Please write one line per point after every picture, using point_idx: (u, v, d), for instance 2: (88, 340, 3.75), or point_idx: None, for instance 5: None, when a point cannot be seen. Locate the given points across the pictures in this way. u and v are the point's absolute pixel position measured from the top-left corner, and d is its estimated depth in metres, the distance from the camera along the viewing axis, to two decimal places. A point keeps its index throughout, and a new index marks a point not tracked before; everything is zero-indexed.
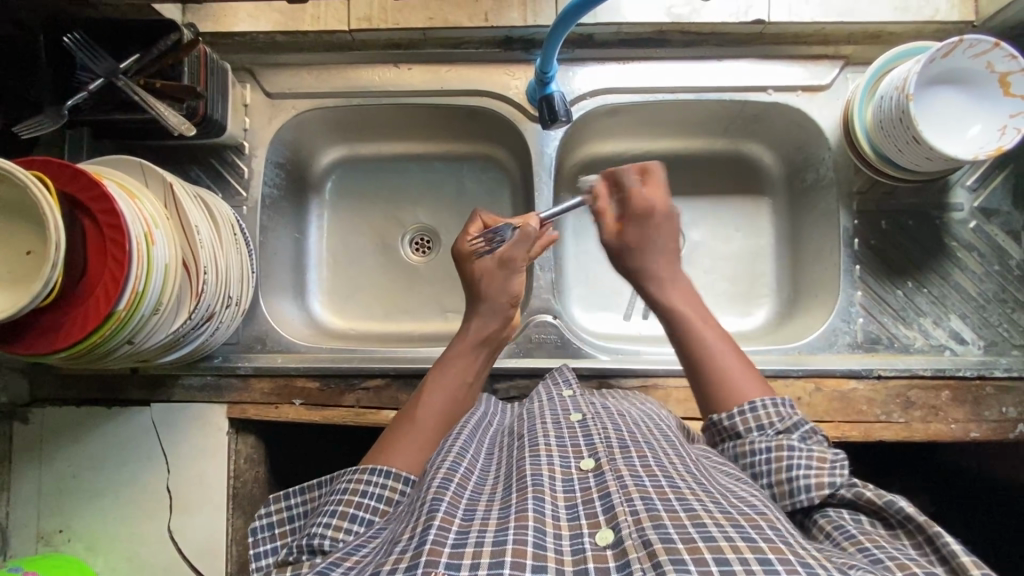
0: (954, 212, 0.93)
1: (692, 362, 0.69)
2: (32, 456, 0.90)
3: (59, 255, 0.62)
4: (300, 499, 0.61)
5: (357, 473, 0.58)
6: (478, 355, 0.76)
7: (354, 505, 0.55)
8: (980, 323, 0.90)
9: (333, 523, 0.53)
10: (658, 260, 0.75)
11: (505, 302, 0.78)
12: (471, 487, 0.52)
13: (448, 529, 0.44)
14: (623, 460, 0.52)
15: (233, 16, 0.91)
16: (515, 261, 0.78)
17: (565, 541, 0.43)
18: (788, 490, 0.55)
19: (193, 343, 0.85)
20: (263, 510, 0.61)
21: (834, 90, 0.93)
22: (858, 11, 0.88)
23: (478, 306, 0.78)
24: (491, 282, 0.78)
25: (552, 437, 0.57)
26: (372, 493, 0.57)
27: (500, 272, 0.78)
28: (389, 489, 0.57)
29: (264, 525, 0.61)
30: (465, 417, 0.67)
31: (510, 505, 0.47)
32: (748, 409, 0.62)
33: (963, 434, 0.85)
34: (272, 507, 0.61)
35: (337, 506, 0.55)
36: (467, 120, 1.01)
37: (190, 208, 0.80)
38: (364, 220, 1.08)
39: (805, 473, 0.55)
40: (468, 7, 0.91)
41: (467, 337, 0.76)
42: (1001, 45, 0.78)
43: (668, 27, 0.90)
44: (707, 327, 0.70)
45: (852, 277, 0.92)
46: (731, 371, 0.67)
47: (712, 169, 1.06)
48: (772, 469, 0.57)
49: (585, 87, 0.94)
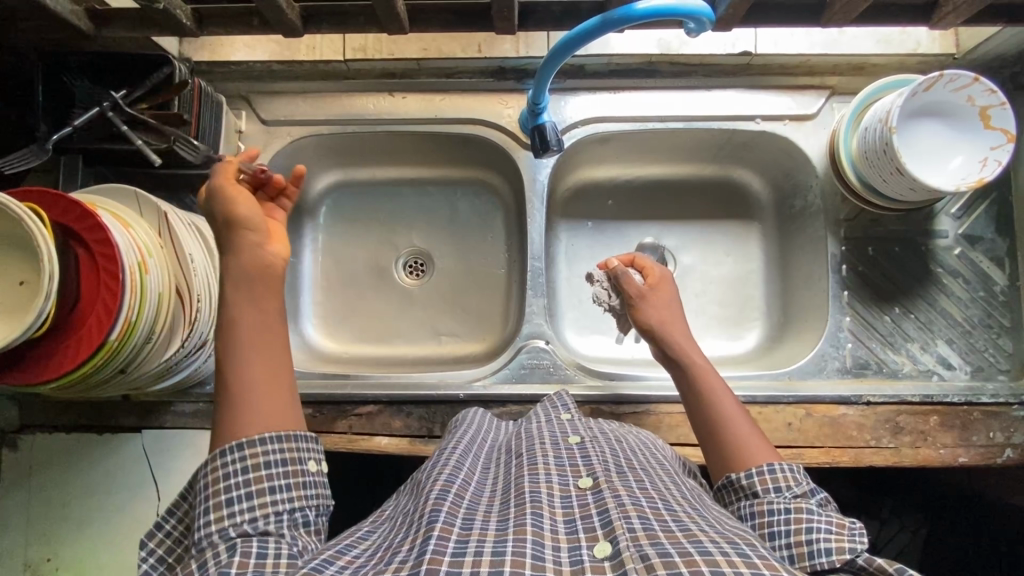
0: (939, 239, 0.94)
1: (710, 426, 0.68)
2: (20, 485, 0.89)
3: (53, 287, 0.63)
4: (173, 520, 0.52)
5: (205, 472, 0.49)
6: (272, 289, 0.58)
7: (224, 493, 0.48)
8: (967, 348, 0.92)
9: (210, 516, 0.47)
10: (680, 322, 0.79)
11: (255, 225, 0.60)
12: (468, 498, 0.53)
13: (448, 539, 0.44)
14: (621, 481, 0.53)
15: (229, 46, 0.93)
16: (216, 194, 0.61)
17: (563, 553, 0.43)
18: (806, 552, 0.51)
19: (184, 371, 0.85)
20: (142, 553, 0.50)
21: (821, 119, 0.95)
22: (843, 44, 0.90)
23: (229, 254, 0.59)
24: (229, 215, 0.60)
25: (550, 457, 0.58)
26: (232, 477, 0.48)
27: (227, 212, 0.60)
28: (248, 459, 0.49)
29: (155, 565, 0.51)
30: (461, 435, 0.68)
31: (508, 518, 0.47)
32: (766, 470, 0.60)
33: (951, 459, 0.86)
34: (148, 543, 0.51)
35: (206, 503, 0.48)
36: (459, 146, 1.02)
37: (184, 236, 0.80)
38: (358, 244, 1.09)
39: (825, 537, 0.51)
40: (462, 38, 0.93)
41: (242, 282, 0.57)
42: (980, 79, 0.80)
43: (658, 58, 0.92)
44: (725, 392, 0.71)
45: (840, 303, 0.94)
46: (740, 433, 0.66)
47: (700, 195, 1.08)
48: (790, 531, 0.53)
49: (576, 115, 0.96)
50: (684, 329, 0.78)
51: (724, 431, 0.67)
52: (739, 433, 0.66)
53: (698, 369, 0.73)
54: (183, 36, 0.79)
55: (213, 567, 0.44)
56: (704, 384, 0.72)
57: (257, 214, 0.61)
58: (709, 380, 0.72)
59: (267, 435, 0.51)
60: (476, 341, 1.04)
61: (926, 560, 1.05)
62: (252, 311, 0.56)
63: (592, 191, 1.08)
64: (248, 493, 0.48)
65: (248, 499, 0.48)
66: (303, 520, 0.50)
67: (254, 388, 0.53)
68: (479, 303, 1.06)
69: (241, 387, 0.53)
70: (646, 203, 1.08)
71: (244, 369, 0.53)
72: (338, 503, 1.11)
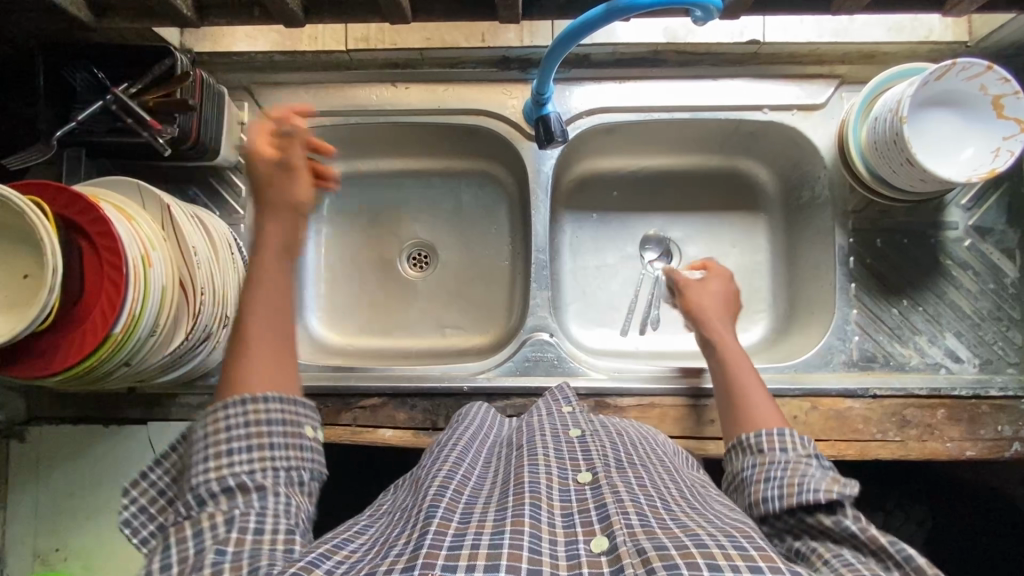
0: (949, 230, 0.93)
1: (731, 396, 0.71)
2: (29, 476, 0.90)
3: (56, 279, 0.63)
4: (160, 472, 0.53)
5: (207, 421, 0.51)
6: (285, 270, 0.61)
7: (224, 444, 0.50)
8: (975, 341, 0.91)
9: (210, 464, 0.49)
10: (728, 314, 0.83)
11: (295, 205, 0.63)
12: (468, 492, 0.52)
13: (445, 533, 0.44)
14: (620, 476, 0.52)
15: (231, 37, 0.92)
16: (295, 160, 0.63)
17: (560, 547, 0.43)
18: (795, 497, 0.53)
19: (192, 362, 0.85)
20: (126, 501, 0.51)
21: (829, 109, 0.94)
22: (852, 32, 0.89)
23: (262, 211, 0.63)
24: (280, 181, 0.63)
25: (551, 448, 0.58)
26: (235, 428, 0.51)
27: (284, 171, 0.63)
28: (251, 413, 0.52)
29: (136, 514, 0.51)
30: (460, 431, 0.67)
31: (506, 507, 0.47)
32: (776, 431, 0.61)
33: (959, 453, 0.85)
34: (132, 492, 0.52)
35: (205, 451, 0.50)
36: (461, 137, 1.02)
37: (189, 229, 0.80)
38: (362, 236, 1.08)
39: (816, 489, 0.52)
40: (465, 27, 0.92)
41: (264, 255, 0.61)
42: (994, 67, 0.78)
43: (664, 47, 0.91)
44: (751, 372, 0.73)
45: (848, 296, 0.93)
46: (758, 404, 0.68)
47: (706, 185, 1.07)
48: (785, 485, 0.54)
49: (581, 105, 0.94)
50: (728, 320, 0.82)
51: (740, 401, 0.69)
52: (756, 404, 0.68)
53: (732, 350, 0.76)
54: (184, 26, 0.78)
55: (211, 530, 0.46)
56: (733, 363, 0.74)
57: (306, 198, 0.63)
58: (738, 360, 0.74)
59: (268, 395, 0.53)
60: (480, 333, 1.04)
61: (931, 553, 1.05)
62: (265, 292, 0.59)
63: (597, 182, 1.07)
64: (249, 446, 0.51)
65: (248, 452, 0.50)
66: (298, 479, 0.53)
67: (262, 356, 0.56)
68: (483, 294, 1.06)
69: (252, 361, 0.55)
70: (651, 194, 1.07)
71: (258, 337, 0.57)
72: (343, 494, 1.11)
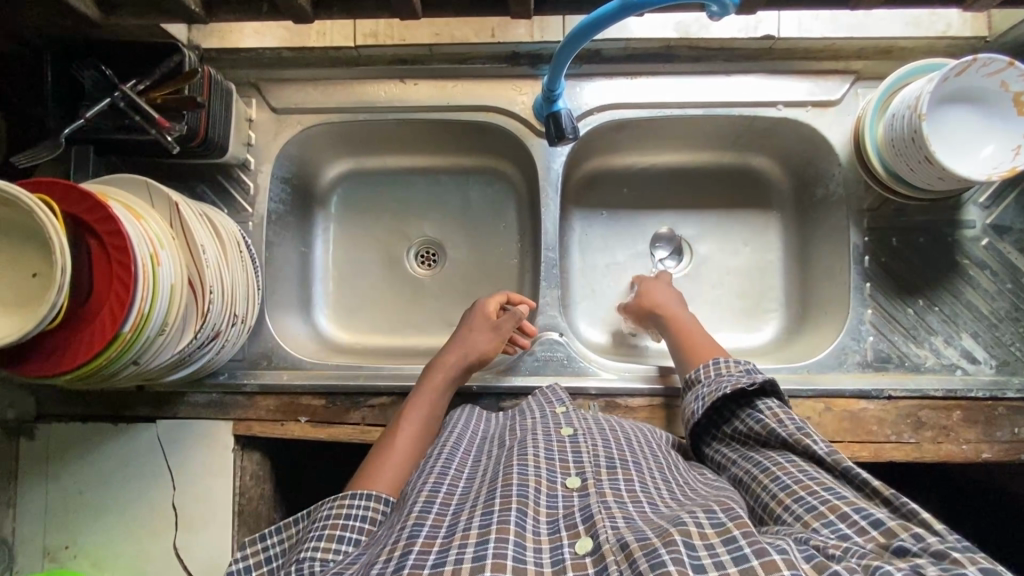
0: (966, 229, 0.92)
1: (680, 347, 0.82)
2: (39, 474, 0.90)
3: (65, 279, 0.62)
4: (275, 540, 0.64)
5: (333, 504, 0.61)
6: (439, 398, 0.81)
7: (340, 528, 0.58)
8: (993, 341, 0.89)
9: (320, 543, 0.56)
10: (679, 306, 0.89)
11: (470, 353, 0.85)
12: (451, 501, 0.52)
13: (428, 552, 0.44)
14: (609, 481, 0.52)
15: (238, 32, 0.91)
16: (503, 328, 0.87)
17: (544, 554, 0.44)
18: None
19: (200, 361, 0.85)
20: (238, 556, 0.63)
21: (845, 105, 0.92)
22: (870, 27, 0.87)
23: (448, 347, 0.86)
24: (476, 332, 0.86)
25: (540, 449, 0.57)
26: (354, 519, 0.60)
27: (486, 330, 0.87)
28: (372, 509, 0.61)
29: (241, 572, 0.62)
30: (453, 434, 0.66)
31: (492, 510, 0.47)
32: (711, 362, 0.71)
33: (974, 455, 0.84)
34: (247, 549, 0.63)
35: (321, 530, 0.58)
36: (470, 134, 1.01)
37: (196, 227, 0.79)
38: (371, 234, 1.08)
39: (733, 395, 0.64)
40: (475, 23, 0.90)
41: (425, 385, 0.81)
42: (1016, 64, 0.76)
43: (677, 42, 0.90)
44: (699, 333, 0.83)
45: (863, 295, 0.91)
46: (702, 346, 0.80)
47: (717, 183, 1.06)
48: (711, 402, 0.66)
49: (593, 101, 0.93)
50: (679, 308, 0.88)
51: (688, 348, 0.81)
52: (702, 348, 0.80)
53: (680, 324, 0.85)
54: (191, 22, 0.77)
55: None
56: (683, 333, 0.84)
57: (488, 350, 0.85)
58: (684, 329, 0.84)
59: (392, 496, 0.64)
60: None
61: None
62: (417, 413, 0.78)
63: (607, 179, 1.06)
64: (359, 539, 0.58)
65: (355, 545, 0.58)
66: None
67: (404, 460, 0.71)
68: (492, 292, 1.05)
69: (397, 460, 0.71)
70: (661, 191, 1.06)
71: (404, 448, 0.72)
72: None
